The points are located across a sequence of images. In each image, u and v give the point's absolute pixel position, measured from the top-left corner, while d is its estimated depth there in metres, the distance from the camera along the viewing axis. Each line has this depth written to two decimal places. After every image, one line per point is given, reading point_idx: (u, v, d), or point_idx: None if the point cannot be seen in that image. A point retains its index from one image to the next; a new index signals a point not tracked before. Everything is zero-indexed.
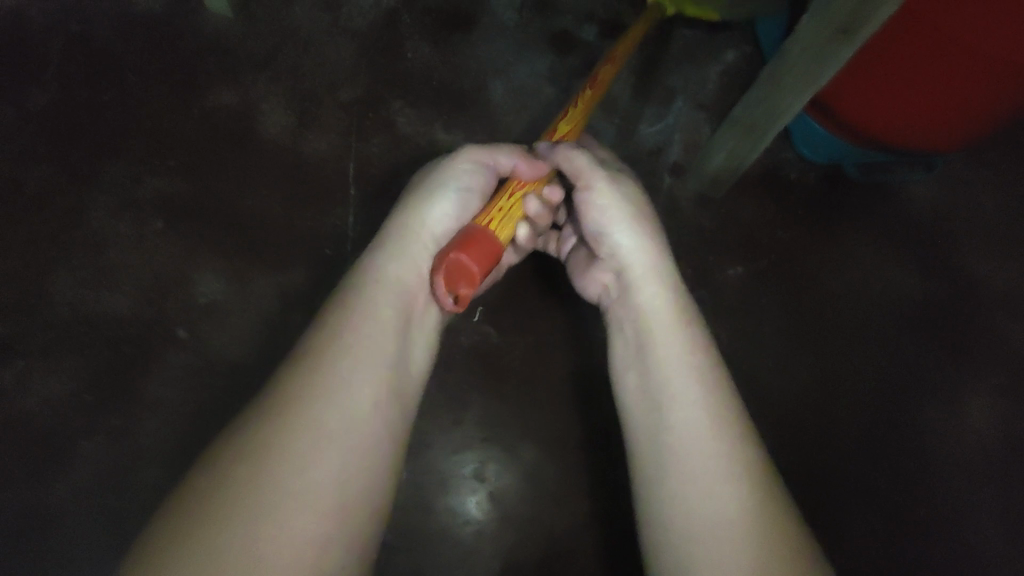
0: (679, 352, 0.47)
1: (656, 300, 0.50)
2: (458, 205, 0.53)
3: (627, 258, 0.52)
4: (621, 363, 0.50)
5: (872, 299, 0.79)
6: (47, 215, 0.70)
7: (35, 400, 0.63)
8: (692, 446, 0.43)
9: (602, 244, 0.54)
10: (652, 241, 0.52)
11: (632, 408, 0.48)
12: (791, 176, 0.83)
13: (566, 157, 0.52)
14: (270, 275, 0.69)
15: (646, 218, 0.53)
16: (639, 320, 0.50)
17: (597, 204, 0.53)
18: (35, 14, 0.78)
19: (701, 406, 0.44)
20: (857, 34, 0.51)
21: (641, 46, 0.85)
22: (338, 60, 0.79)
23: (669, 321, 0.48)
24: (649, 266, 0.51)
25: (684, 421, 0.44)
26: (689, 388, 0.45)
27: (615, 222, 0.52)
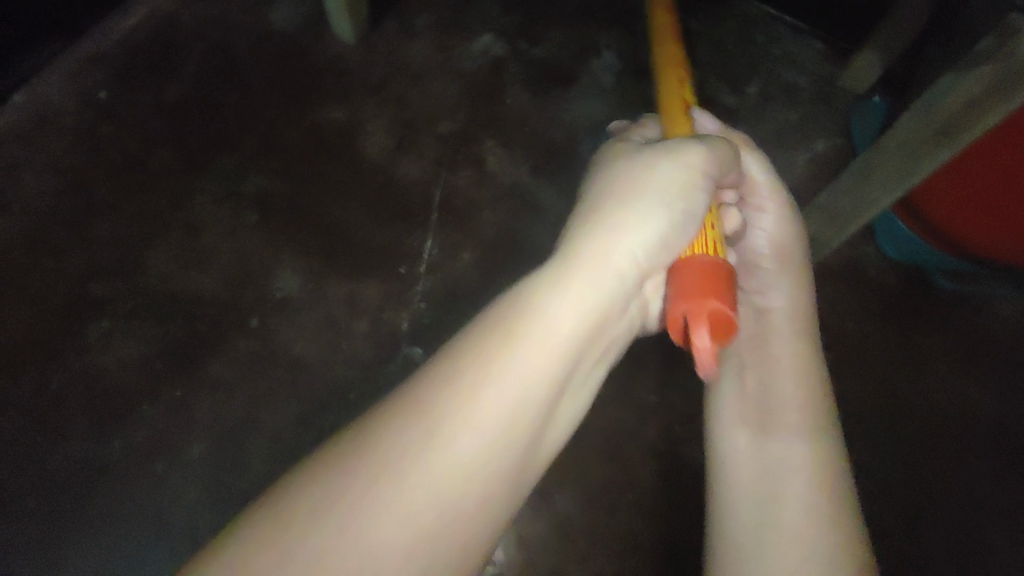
0: (797, 424, 0.40)
1: (793, 351, 0.44)
2: (684, 200, 0.39)
3: (776, 299, 0.47)
4: (731, 412, 0.43)
5: (941, 411, 0.76)
6: (158, 194, 0.76)
7: (113, 360, 0.68)
8: (792, 530, 0.36)
9: (752, 275, 0.50)
10: (802, 286, 0.47)
11: (733, 469, 0.41)
12: (869, 271, 0.82)
13: (746, 161, 0.50)
14: (345, 282, 0.73)
15: (795, 258, 0.49)
16: (770, 365, 0.44)
17: (759, 222, 0.50)
18: (184, 16, 0.86)
19: (809, 480, 0.38)
20: (960, 136, 0.51)
21: (732, 124, 0.87)
22: (443, 95, 0.84)
23: (800, 381, 0.42)
24: (796, 309, 0.46)
25: (788, 500, 0.37)
26: (800, 462, 0.39)
27: (767, 249, 0.50)
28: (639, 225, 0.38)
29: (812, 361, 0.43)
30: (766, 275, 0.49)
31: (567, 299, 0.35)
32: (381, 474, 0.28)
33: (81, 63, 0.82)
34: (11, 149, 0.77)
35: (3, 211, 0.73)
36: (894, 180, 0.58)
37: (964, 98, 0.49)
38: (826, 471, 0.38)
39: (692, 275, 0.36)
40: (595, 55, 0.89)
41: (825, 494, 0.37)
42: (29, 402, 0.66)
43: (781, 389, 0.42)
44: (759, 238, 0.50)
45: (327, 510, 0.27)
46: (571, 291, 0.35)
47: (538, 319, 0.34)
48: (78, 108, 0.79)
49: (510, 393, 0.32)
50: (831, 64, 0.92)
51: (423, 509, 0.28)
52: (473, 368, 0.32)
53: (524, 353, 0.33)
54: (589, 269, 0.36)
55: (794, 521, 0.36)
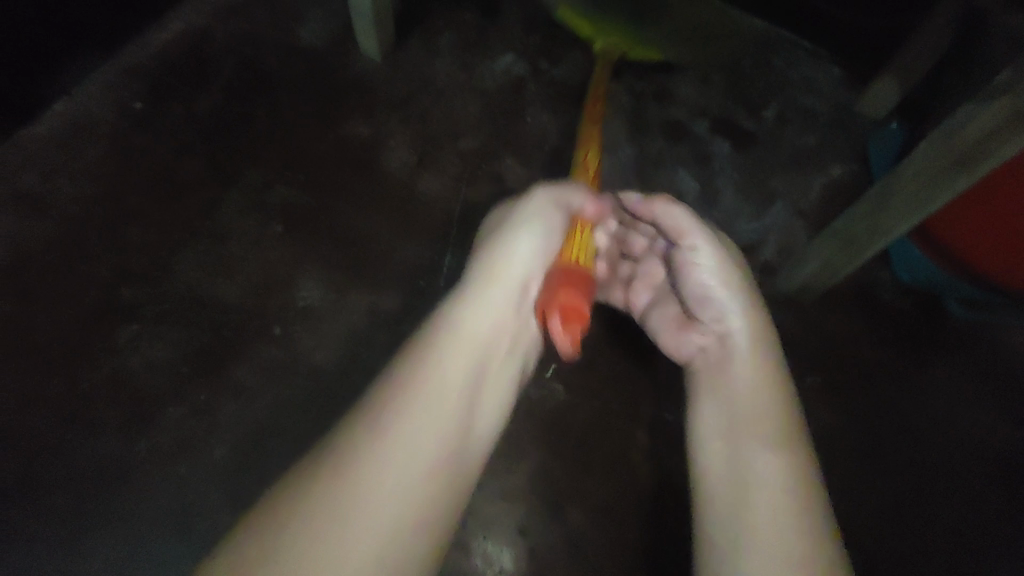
0: (764, 432, 0.45)
1: (754, 369, 0.49)
2: (547, 231, 0.53)
3: (732, 323, 0.52)
4: (704, 430, 0.48)
5: (954, 439, 0.76)
6: (189, 203, 0.78)
7: (140, 362, 0.70)
8: (767, 531, 0.40)
9: (706, 307, 0.54)
10: (753, 307, 0.53)
11: (714, 485, 0.44)
12: (883, 297, 0.82)
13: (667, 214, 0.54)
14: (365, 293, 0.75)
15: (745, 280, 0.54)
16: (739, 383, 0.48)
17: (696, 262, 0.54)
18: (217, 32, 0.89)
19: (779, 483, 0.42)
20: (978, 167, 0.52)
21: (749, 148, 0.89)
22: (465, 113, 0.87)
23: (761, 397, 0.47)
24: (752, 332, 0.51)
25: (764, 505, 0.41)
26: (772, 471, 0.42)
27: (715, 282, 0.54)
28: (524, 244, 0.52)
29: (772, 374, 0.48)
30: (717, 306, 0.53)
31: (473, 322, 0.48)
32: (351, 486, 0.37)
33: (119, 75, 0.85)
34: (49, 156, 0.79)
35: (40, 216, 0.76)
36: (911, 208, 0.59)
37: (983, 129, 0.50)
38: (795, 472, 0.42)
39: (554, 276, 0.49)
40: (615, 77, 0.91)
41: (797, 496, 0.41)
42: (59, 402, 0.68)
43: (748, 407, 0.46)
44: (708, 278, 0.54)
45: (300, 510, 0.35)
46: (468, 320, 0.48)
47: (451, 343, 0.46)
48: (115, 118, 0.82)
49: (435, 398, 0.43)
50: (848, 90, 0.94)
51: (377, 506, 0.37)
52: (399, 395, 0.42)
53: (438, 366, 0.45)
54: (476, 309, 0.49)
55: (770, 523, 0.40)
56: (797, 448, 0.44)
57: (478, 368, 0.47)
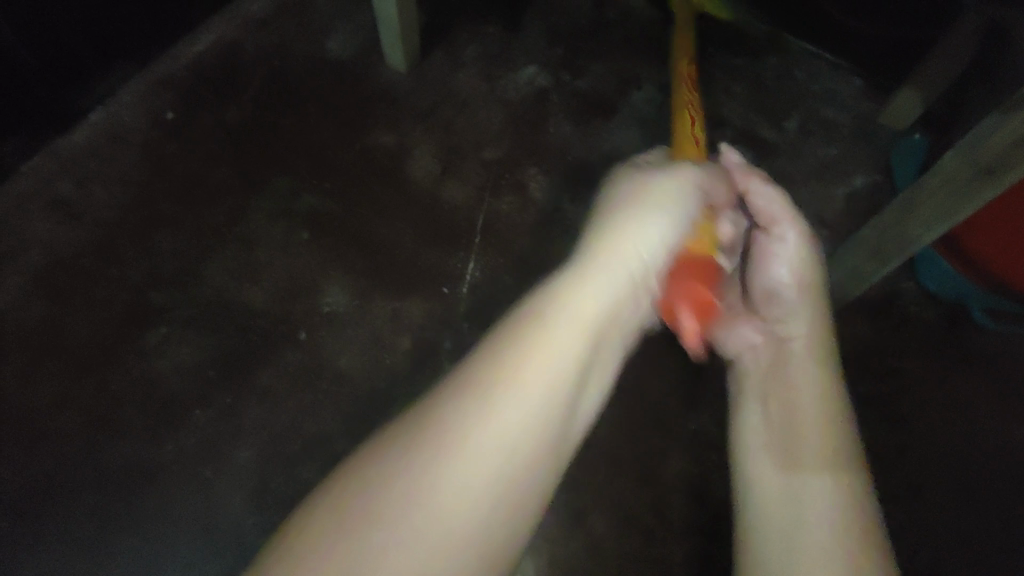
0: (815, 443, 0.43)
1: (816, 379, 0.47)
2: (673, 211, 0.48)
3: (798, 328, 0.51)
4: (758, 444, 0.46)
5: (983, 454, 0.75)
6: (217, 210, 0.80)
7: (168, 366, 0.71)
8: (814, 550, 0.38)
9: (772, 305, 0.53)
10: (822, 312, 0.51)
11: (763, 503, 0.42)
12: (910, 308, 0.81)
13: (761, 194, 0.54)
14: (389, 300, 0.76)
15: (816, 285, 0.53)
16: (788, 390, 0.47)
17: (778, 250, 0.54)
18: (246, 43, 0.91)
19: (839, 510, 0.40)
20: (1006, 175, 0.52)
21: (771, 158, 0.89)
22: (488, 123, 0.88)
23: (822, 421, 0.44)
24: (817, 337, 0.50)
25: (814, 517, 0.40)
26: (825, 485, 0.41)
27: (789, 283, 0.52)
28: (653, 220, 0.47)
29: (833, 391, 0.46)
30: (783, 307, 0.52)
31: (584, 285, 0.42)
32: (429, 465, 0.33)
33: (151, 85, 0.87)
34: (83, 164, 0.81)
35: (74, 222, 0.78)
36: (938, 218, 0.58)
37: (1011, 138, 0.50)
38: (853, 501, 0.40)
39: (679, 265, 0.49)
40: (635, 88, 0.92)
41: (855, 523, 0.39)
42: (89, 404, 0.69)
43: (803, 427, 0.44)
44: (785, 277, 0.53)
45: (384, 492, 0.32)
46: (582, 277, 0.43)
47: (556, 312, 0.40)
48: (147, 127, 0.84)
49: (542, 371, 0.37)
50: (871, 101, 0.93)
51: (467, 510, 0.33)
52: (501, 370, 0.37)
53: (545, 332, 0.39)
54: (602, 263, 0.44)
55: (826, 550, 0.38)
56: (858, 477, 0.42)
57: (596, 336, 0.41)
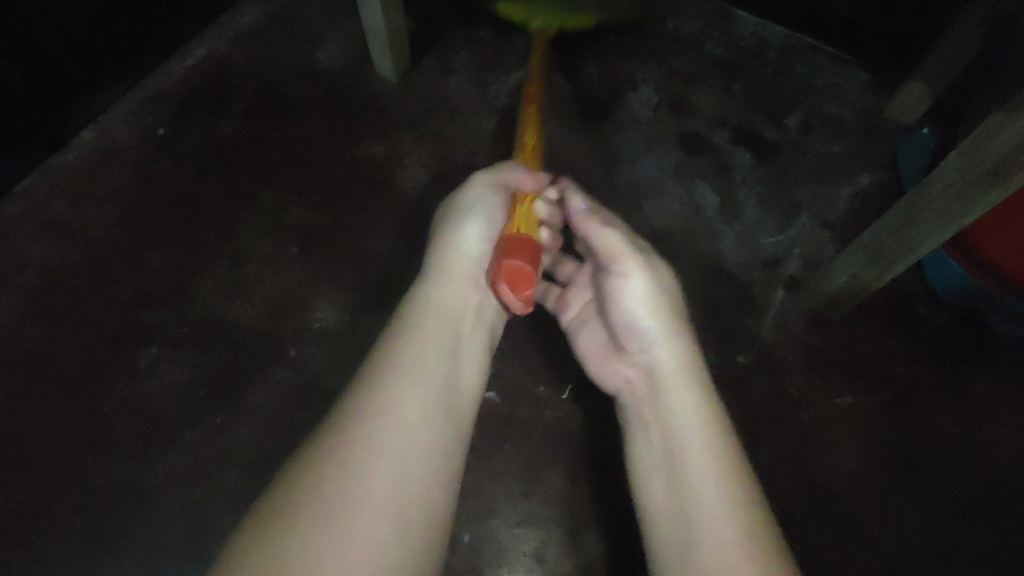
0: (695, 447, 0.44)
1: (685, 403, 0.47)
2: (487, 216, 0.55)
3: (658, 356, 0.50)
4: (645, 476, 0.47)
5: (997, 463, 0.72)
6: (206, 227, 0.79)
7: (159, 386, 0.71)
8: (708, 538, 0.40)
9: (632, 338, 0.53)
10: (679, 334, 0.51)
11: (657, 524, 0.44)
12: (918, 311, 0.78)
13: (599, 236, 0.53)
14: (379, 314, 0.75)
15: (670, 300, 0.52)
16: (663, 416, 0.47)
17: (624, 289, 0.53)
18: (236, 56, 0.90)
19: (729, 512, 0.41)
20: (1013, 176, 0.49)
21: (773, 157, 0.86)
22: (479, 130, 0.86)
23: (692, 417, 0.46)
24: (680, 360, 0.49)
25: (701, 520, 0.41)
26: (705, 471, 0.43)
27: (641, 315, 0.52)
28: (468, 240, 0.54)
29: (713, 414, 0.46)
30: (643, 338, 0.52)
31: (448, 285, 0.52)
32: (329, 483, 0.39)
33: (141, 101, 0.86)
34: (75, 183, 0.81)
35: (66, 241, 0.78)
36: (943, 221, 0.56)
37: (1017, 137, 0.47)
38: (732, 489, 0.42)
39: (500, 246, 0.47)
40: (631, 89, 0.89)
41: (738, 514, 0.41)
42: (81, 426, 0.69)
43: (678, 434, 0.46)
44: (638, 310, 0.52)
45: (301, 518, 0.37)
46: (445, 288, 0.52)
47: (421, 330, 0.49)
48: (138, 145, 0.84)
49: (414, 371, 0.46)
50: (877, 96, 0.90)
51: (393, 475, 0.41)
52: (366, 395, 0.44)
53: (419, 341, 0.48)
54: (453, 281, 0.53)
55: (714, 529, 0.41)
56: (738, 473, 0.43)
57: (455, 324, 0.51)
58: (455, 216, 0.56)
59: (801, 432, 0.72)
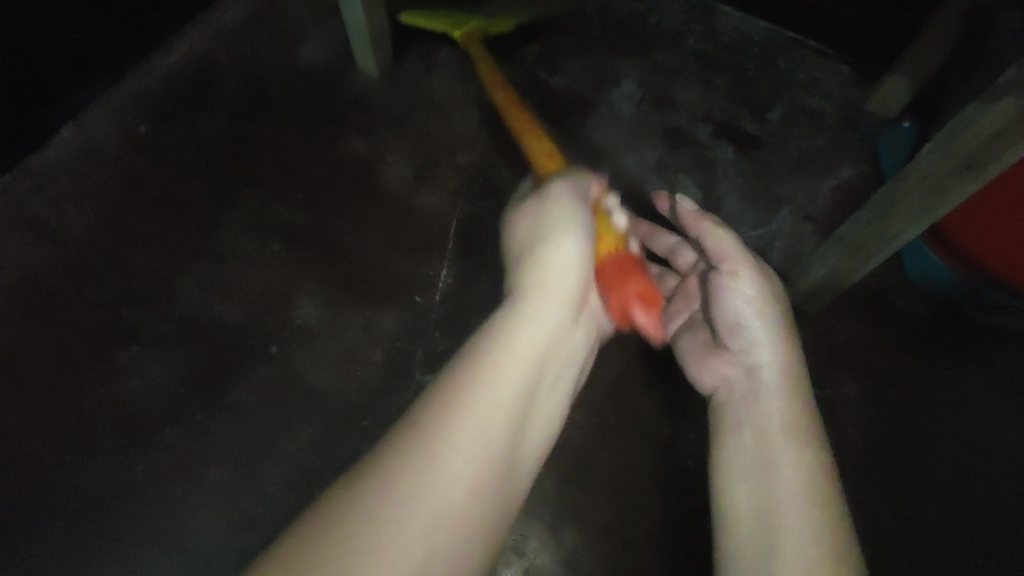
0: (793, 458, 0.45)
1: (786, 410, 0.48)
2: (583, 230, 0.53)
3: (762, 357, 0.52)
4: (732, 474, 0.47)
5: (976, 453, 0.72)
6: (188, 224, 0.79)
7: (141, 383, 0.71)
8: (792, 543, 0.40)
9: (736, 336, 0.54)
10: (786, 341, 0.52)
11: (739, 522, 0.44)
12: (899, 303, 0.79)
13: (713, 236, 0.56)
14: (361, 310, 0.75)
15: (781, 310, 0.54)
16: (764, 421, 0.48)
17: (736, 290, 0.54)
18: (219, 54, 0.90)
19: (813, 508, 0.42)
20: (985, 167, 0.50)
21: (754, 151, 0.86)
22: (462, 126, 0.86)
23: (790, 424, 0.47)
24: (783, 366, 0.51)
25: (795, 528, 0.41)
26: (794, 485, 0.43)
27: (751, 317, 0.53)
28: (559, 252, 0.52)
29: (807, 421, 0.47)
30: (750, 338, 0.53)
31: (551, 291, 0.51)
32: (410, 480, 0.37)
33: (123, 99, 0.86)
34: (56, 181, 0.81)
35: (46, 239, 0.78)
36: (919, 211, 0.56)
37: (991, 129, 0.47)
38: (824, 505, 0.42)
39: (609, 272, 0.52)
40: (614, 84, 0.90)
41: (832, 537, 0.40)
42: (62, 424, 0.69)
43: (774, 438, 0.46)
44: (741, 307, 0.54)
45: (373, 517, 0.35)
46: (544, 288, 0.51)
47: (513, 329, 0.47)
48: (119, 143, 0.83)
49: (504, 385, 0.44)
50: (858, 89, 0.90)
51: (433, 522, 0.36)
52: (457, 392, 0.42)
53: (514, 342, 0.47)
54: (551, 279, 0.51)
55: (801, 541, 0.40)
56: (829, 485, 0.43)
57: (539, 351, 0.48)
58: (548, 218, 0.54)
59: None
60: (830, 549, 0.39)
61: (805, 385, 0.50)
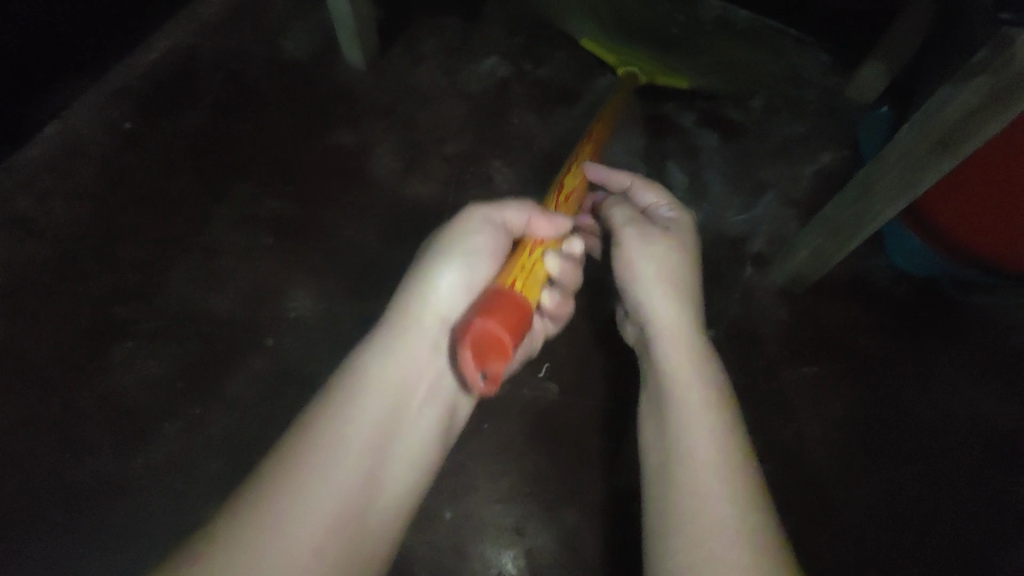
0: (696, 410, 0.46)
1: (688, 362, 0.50)
2: (474, 265, 0.51)
3: (659, 315, 0.54)
4: (643, 425, 0.49)
5: (955, 422, 0.75)
6: (177, 219, 0.79)
7: (135, 379, 0.71)
8: (695, 487, 0.42)
9: (632, 298, 0.56)
10: (681, 299, 0.54)
11: (646, 469, 0.47)
12: (879, 282, 0.81)
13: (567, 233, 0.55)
14: (354, 300, 0.76)
15: (681, 270, 0.56)
16: (661, 374, 0.50)
17: (630, 262, 0.57)
18: (203, 49, 0.89)
19: (711, 457, 0.44)
20: (959, 147, 0.52)
21: (736, 138, 0.88)
22: (450, 117, 0.87)
23: (691, 377, 0.49)
24: (678, 322, 0.53)
25: (695, 480, 0.43)
26: (693, 437, 0.45)
27: (651, 279, 0.55)
28: (441, 287, 0.50)
29: (711, 378, 0.49)
30: (644, 298, 0.55)
31: (383, 367, 0.47)
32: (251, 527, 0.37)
33: (106, 96, 0.85)
34: (41, 178, 0.80)
35: (33, 238, 0.77)
36: (898, 192, 0.59)
37: (963, 110, 0.49)
38: (727, 453, 0.44)
39: (477, 307, 0.42)
40: (599, 74, 0.91)
41: (734, 483, 0.42)
42: (57, 421, 0.69)
43: (676, 391, 0.48)
44: (644, 268, 0.56)
45: None
46: (400, 340, 0.49)
47: (362, 380, 0.46)
48: (104, 139, 0.83)
49: (343, 454, 0.42)
50: (838, 75, 0.92)
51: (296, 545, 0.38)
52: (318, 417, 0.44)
53: (353, 406, 0.45)
54: (406, 335, 0.49)
55: (699, 482, 0.43)
56: (730, 434, 0.45)
57: (399, 394, 0.47)
58: (433, 254, 0.52)
59: (771, 401, 0.74)
60: (735, 490, 0.42)
61: (702, 339, 0.52)
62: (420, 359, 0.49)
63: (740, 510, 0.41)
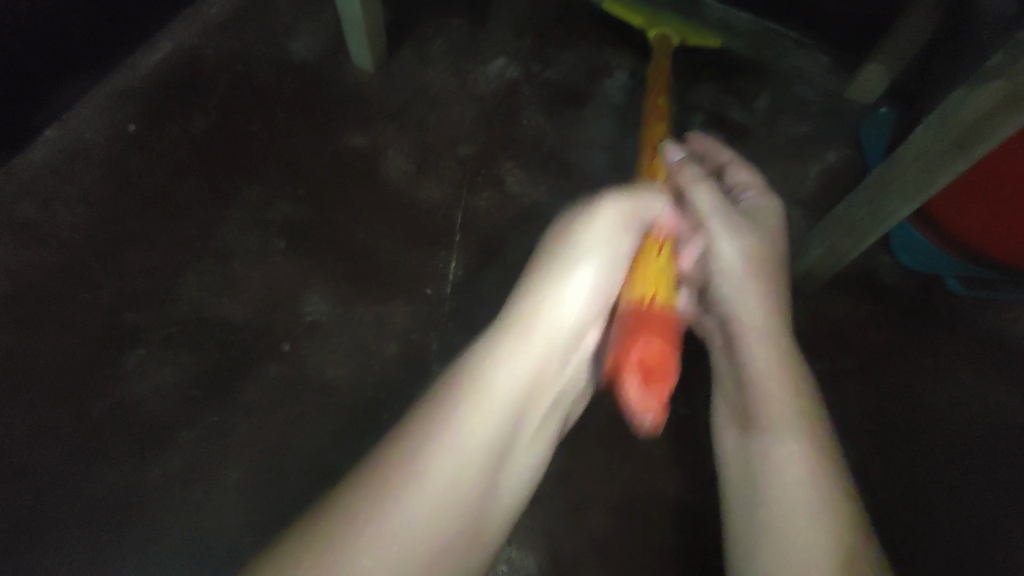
0: (785, 425, 0.46)
1: (775, 370, 0.49)
2: (609, 262, 0.50)
3: (742, 311, 0.52)
4: (726, 432, 0.50)
5: (963, 415, 0.77)
6: (188, 224, 0.78)
7: (149, 387, 0.70)
8: (790, 504, 0.43)
9: (711, 291, 0.55)
10: (765, 296, 0.53)
11: (733, 479, 0.48)
12: (886, 280, 0.83)
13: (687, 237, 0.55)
14: (370, 304, 0.75)
15: (761, 264, 0.54)
16: (746, 379, 0.50)
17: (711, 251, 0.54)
18: (207, 50, 0.88)
19: (803, 474, 0.44)
20: (976, 147, 0.53)
21: (743, 139, 0.89)
22: (460, 119, 0.86)
23: (781, 385, 0.48)
24: (761, 321, 0.52)
25: (788, 497, 0.43)
26: (787, 454, 0.45)
27: (732, 272, 0.53)
28: (575, 283, 0.49)
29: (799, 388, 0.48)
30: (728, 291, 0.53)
31: (523, 351, 0.47)
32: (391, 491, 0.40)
33: (108, 99, 0.83)
34: (43, 183, 0.78)
35: (37, 245, 0.75)
36: (913, 191, 0.60)
37: (982, 110, 0.50)
38: (822, 471, 0.44)
39: (632, 330, 0.45)
40: (607, 76, 0.91)
41: (830, 502, 0.43)
42: (68, 432, 0.67)
43: (764, 401, 0.48)
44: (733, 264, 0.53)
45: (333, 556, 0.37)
46: (529, 338, 0.47)
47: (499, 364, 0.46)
48: (109, 143, 0.81)
49: (474, 444, 0.43)
50: (840, 76, 0.94)
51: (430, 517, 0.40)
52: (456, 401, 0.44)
53: (485, 398, 0.44)
54: (543, 323, 0.48)
55: (794, 501, 0.43)
56: (823, 450, 0.45)
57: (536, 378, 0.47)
58: (572, 244, 0.51)
59: None
60: (832, 512, 0.42)
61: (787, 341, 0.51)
62: (557, 347, 0.48)
63: (837, 533, 0.41)
